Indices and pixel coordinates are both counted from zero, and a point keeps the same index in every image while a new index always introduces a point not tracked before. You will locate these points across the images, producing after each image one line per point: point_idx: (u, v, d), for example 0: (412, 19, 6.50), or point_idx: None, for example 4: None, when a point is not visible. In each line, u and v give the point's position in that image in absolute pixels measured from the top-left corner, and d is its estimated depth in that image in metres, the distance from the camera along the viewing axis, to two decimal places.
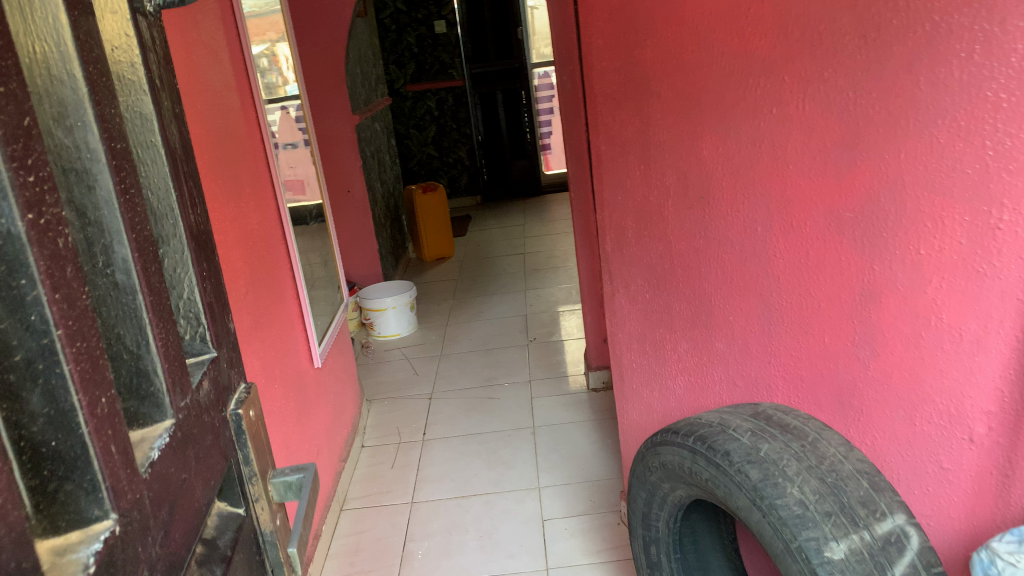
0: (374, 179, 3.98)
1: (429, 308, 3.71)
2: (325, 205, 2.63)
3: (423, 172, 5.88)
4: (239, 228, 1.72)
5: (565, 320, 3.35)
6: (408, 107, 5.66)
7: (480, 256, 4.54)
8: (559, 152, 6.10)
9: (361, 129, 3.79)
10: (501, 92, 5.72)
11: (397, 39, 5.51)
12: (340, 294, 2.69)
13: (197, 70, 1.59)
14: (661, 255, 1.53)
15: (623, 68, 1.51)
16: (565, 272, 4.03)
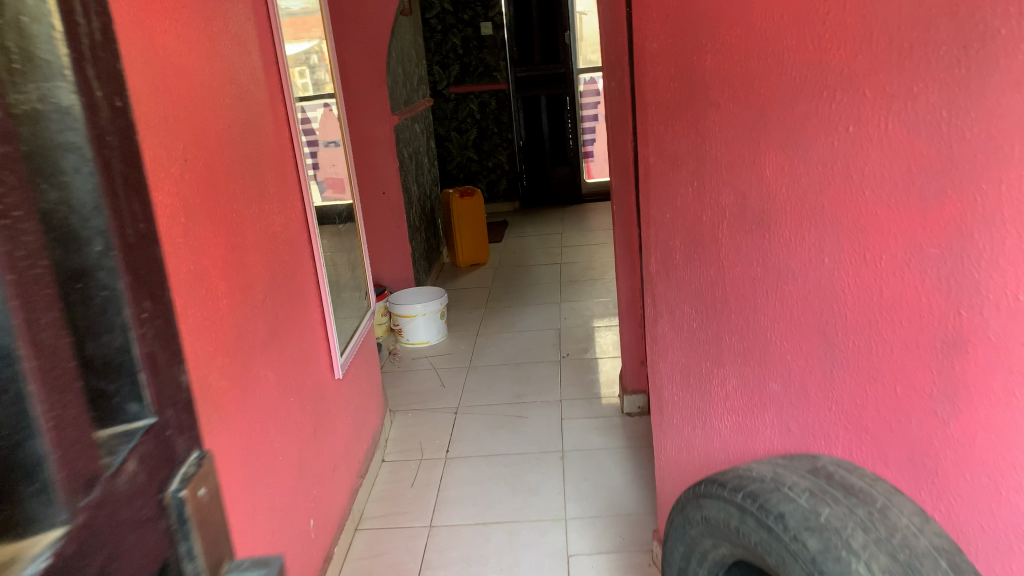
0: (411, 181, 3.88)
1: (460, 316, 3.60)
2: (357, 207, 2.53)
3: (462, 175, 5.78)
4: (263, 230, 1.62)
5: (601, 336, 3.21)
6: (450, 109, 5.61)
7: (515, 264, 4.42)
8: (602, 160, 5.95)
9: (400, 129, 3.69)
10: (545, 96, 5.60)
11: (442, 39, 5.45)
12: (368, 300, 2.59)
13: (223, 62, 1.49)
14: (712, 282, 1.40)
15: (680, 75, 1.37)
16: (602, 286, 3.89)
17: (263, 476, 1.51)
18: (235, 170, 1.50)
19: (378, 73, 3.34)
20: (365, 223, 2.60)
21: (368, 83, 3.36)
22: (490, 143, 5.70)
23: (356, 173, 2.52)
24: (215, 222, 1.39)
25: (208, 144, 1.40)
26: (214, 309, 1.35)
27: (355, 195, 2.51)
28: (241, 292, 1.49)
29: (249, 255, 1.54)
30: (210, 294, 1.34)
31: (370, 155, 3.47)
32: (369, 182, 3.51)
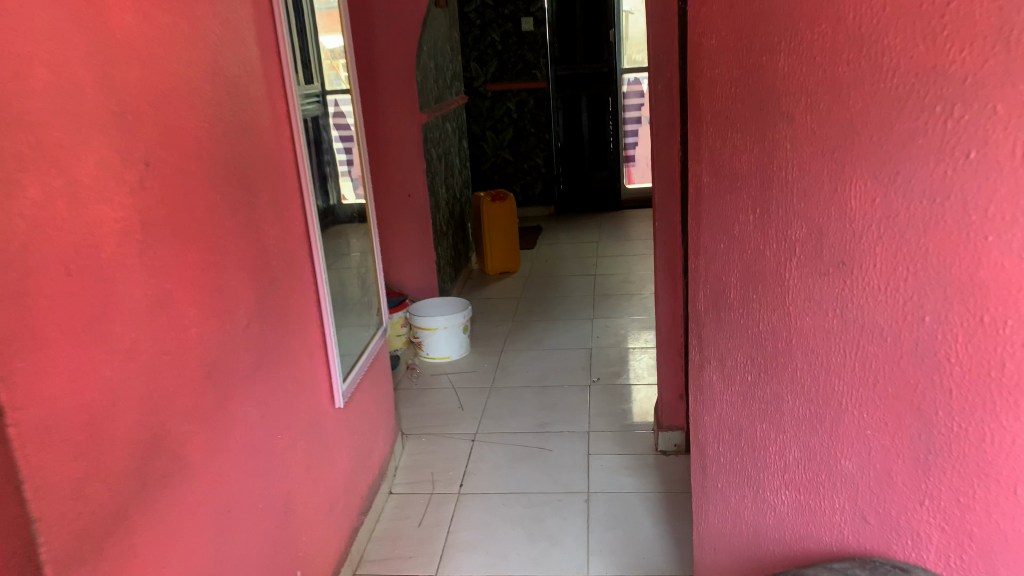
0: (440, 183, 3.67)
1: (486, 329, 3.38)
2: (370, 208, 2.33)
3: (496, 177, 5.55)
4: (251, 244, 1.42)
5: (636, 360, 2.97)
6: (486, 107, 5.40)
7: (548, 273, 4.20)
8: (643, 165, 5.69)
9: (430, 128, 3.49)
10: (586, 97, 5.35)
11: (480, 35, 5.24)
12: (379, 312, 2.39)
13: (209, 50, 1.29)
14: (773, 330, 1.16)
15: (744, 78, 1.13)
16: (639, 302, 3.64)
17: (241, 532, 1.31)
18: (218, 175, 1.30)
19: (407, 67, 3.15)
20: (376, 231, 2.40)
21: (397, 78, 3.17)
22: (527, 144, 5.47)
23: (368, 175, 2.33)
24: (187, 237, 1.18)
25: (186, 145, 1.20)
26: (181, 341, 1.15)
27: (366, 198, 2.31)
28: (220, 317, 1.28)
29: (232, 274, 1.34)
30: (176, 323, 1.14)
31: (396, 154, 3.27)
32: (394, 183, 3.32)
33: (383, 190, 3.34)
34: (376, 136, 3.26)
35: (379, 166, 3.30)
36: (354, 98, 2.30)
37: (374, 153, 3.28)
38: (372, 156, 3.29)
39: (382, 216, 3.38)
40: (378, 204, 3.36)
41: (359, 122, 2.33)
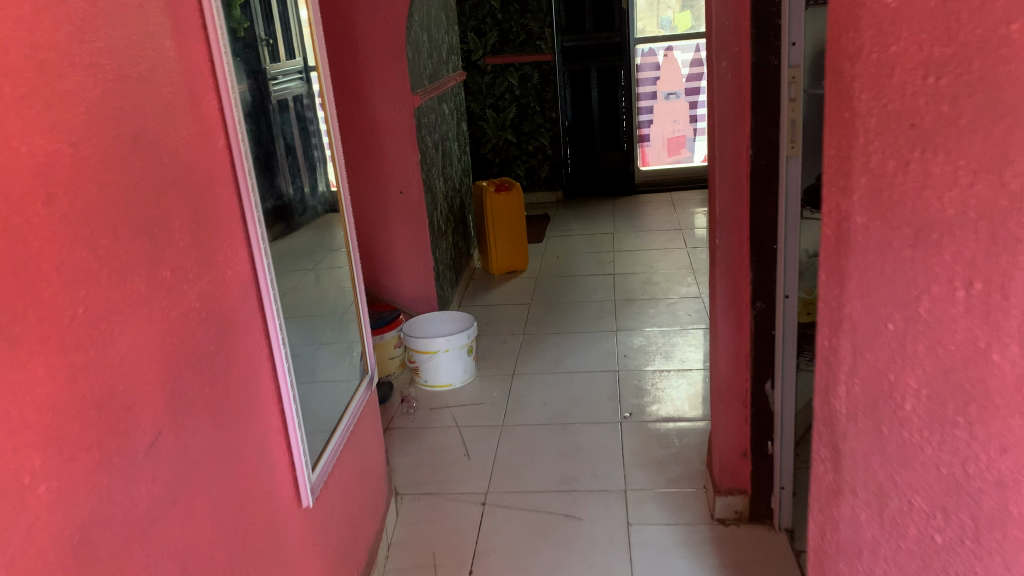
0: (437, 175, 3.19)
1: (494, 346, 2.94)
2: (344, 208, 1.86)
3: (497, 160, 5.06)
4: (159, 314, 0.95)
5: (670, 386, 2.52)
6: (486, 84, 4.88)
7: (560, 273, 3.75)
8: (659, 145, 5.22)
9: (425, 112, 3.01)
10: (596, 70, 4.87)
11: (478, 3, 4.73)
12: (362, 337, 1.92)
13: (71, 29, 0.81)
14: (998, 483, 0.66)
15: (956, 62, 0.66)
16: (666, 307, 3.20)
17: None
18: (95, 226, 0.83)
19: (395, 41, 2.67)
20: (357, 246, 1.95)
21: (383, 54, 2.69)
22: (531, 124, 4.98)
23: (344, 174, 1.86)
24: (28, 335, 0.72)
25: (27, 185, 0.73)
26: (16, 514, 0.69)
27: (341, 202, 1.84)
28: (102, 445, 0.82)
29: (126, 373, 0.87)
30: (7, 487, 0.68)
31: (385, 144, 2.79)
32: (382, 178, 2.84)
33: (369, 186, 2.85)
34: (360, 122, 2.77)
35: (364, 157, 2.82)
36: (326, 79, 1.82)
37: (358, 143, 2.80)
38: (355, 147, 2.81)
39: (369, 215, 2.90)
40: (365, 202, 2.88)
41: (331, 109, 1.86)
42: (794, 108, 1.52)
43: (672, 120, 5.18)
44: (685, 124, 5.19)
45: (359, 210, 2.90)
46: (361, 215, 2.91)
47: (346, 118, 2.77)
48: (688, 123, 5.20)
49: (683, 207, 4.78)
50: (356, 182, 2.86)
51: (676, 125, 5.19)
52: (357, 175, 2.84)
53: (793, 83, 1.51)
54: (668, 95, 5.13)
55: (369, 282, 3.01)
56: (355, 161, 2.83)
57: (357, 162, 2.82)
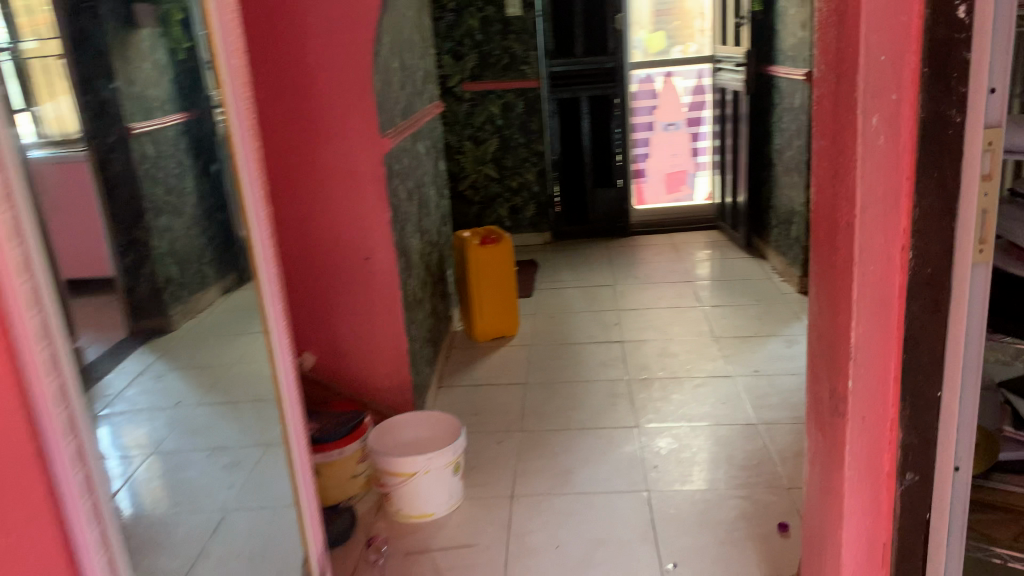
0: (412, 233, 2.61)
1: (485, 449, 2.35)
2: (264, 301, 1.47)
3: (477, 198, 4.47)
4: None
5: (717, 517, 1.97)
6: (464, 112, 4.30)
7: (556, 339, 3.19)
8: (656, 180, 4.75)
9: (396, 156, 2.41)
10: (587, 98, 4.34)
11: (455, 21, 4.16)
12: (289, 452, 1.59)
13: None
14: None
15: None
16: (691, 389, 2.67)
17: None
18: None
19: (360, 70, 2.09)
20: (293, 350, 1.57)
21: (343, 87, 2.10)
22: (515, 158, 4.41)
23: (257, 229, 1.43)
24: None
25: None
26: None
27: (253, 260, 1.44)
28: None
29: None
30: None
31: (347, 199, 2.20)
32: (343, 241, 2.25)
33: (325, 251, 2.25)
34: (313, 172, 2.18)
35: (321, 215, 2.22)
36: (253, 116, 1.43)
37: (313, 198, 2.20)
38: (308, 203, 2.21)
39: (325, 288, 2.29)
40: (321, 272, 2.28)
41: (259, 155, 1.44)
42: (987, 191, 1.01)
43: (672, 153, 4.70)
44: (686, 158, 4.71)
45: (313, 281, 2.29)
46: (316, 288, 2.29)
47: (295, 166, 2.18)
48: (689, 157, 4.72)
49: (687, 252, 4.24)
50: (309, 247, 2.25)
51: (676, 159, 4.71)
52: (311, 237, 2.24)
53: (989, 151, 1.00)
54: (667, 126, 4.64)
55: (325, 370, 2.38)
56: (309, 221, 2.23)
57: (312, 221, 2.23)
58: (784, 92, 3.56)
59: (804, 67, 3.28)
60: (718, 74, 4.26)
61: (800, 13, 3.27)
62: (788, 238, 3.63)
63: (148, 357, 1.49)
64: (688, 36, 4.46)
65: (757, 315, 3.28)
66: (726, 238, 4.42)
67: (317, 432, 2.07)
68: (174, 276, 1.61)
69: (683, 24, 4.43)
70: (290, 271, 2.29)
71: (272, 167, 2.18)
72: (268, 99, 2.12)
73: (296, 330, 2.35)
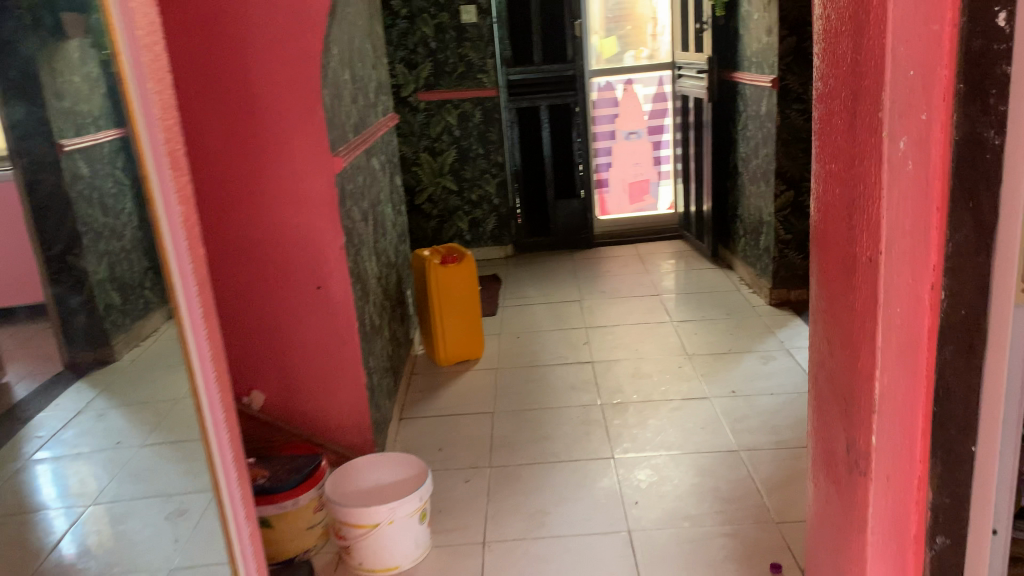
0: (369, 256, 2.43)
1: (453, 490, 2.19)
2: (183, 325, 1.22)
3: (435, 212, 4.30)
4: None
5: (705, 558, 1.84)
6: (419, 123, 4.13)
7: (524, 361, 3.04)
8: (619, 190, 4.63)
9: (349, 175, 2.24)
10: (546, 106, 4.21)
11: (408, 28, 3.99)
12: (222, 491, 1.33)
13: None
14: None
15: None
16: (667, 413, 2.54)
17: None
18: None
19: (307, 83, 1.92)
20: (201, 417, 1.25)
21: (290, 103, 1.93)
22: (473, 169, 4.24)
23: (172, 234, 1.20)
24: None
25: None
26: None
27: (162, 256, 1.19)
28: None
29: None
30: None
31: (297, 224, 2.03)
32: (292, 270, 2.07)
33: (274, 279, 2.07)
34: (258, 196, 2.00)
35: (267, 243, 2.04)
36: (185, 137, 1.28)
37: (257, 224, 2.02)
38: (253, 229, 2.02)
39: (273, 319, 2.11)
40: (269, 302, 2.09)
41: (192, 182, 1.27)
42: None
43: (634, 162, 4.60)
44: (648, 167, 4.61)
45: (259, 314, 2.10)
46: (263, 321, 2.11)
47: (236, 190, 1.98)
48: (651, 166, 4.61)
49: (652, 263, 4.13)
50: (255, 277, 2.07)
51: (638, 168, 4.61)
52: (257, 266, 2.06)
53: None
54: (628, 135, 4.54)
55: (276, 409, 2.19)
56: (253, 249, 2.04)
57: (258, 248, 2.04)
58: (748, 99, 3.47)
59: (769, 73, 3.19)
60: (679, 80, 4.17)
61: (764, 17, 3.18)
62: (756, 249, 3.54)
63: (87, 393, 1.51)
64: (640, 41, 4.36)
65: (729, 330, 3.17)
66: (691, 249, 4.32)
67: (269, 482, 1.89)
68: (113, 303, 1.44)
69: (635, 29, 4.34)
70: (227, 305, 2.09)
71: (205, 193, 1.98)
72: (204, 118, 1.92)
73: (239, 367, 2.16)
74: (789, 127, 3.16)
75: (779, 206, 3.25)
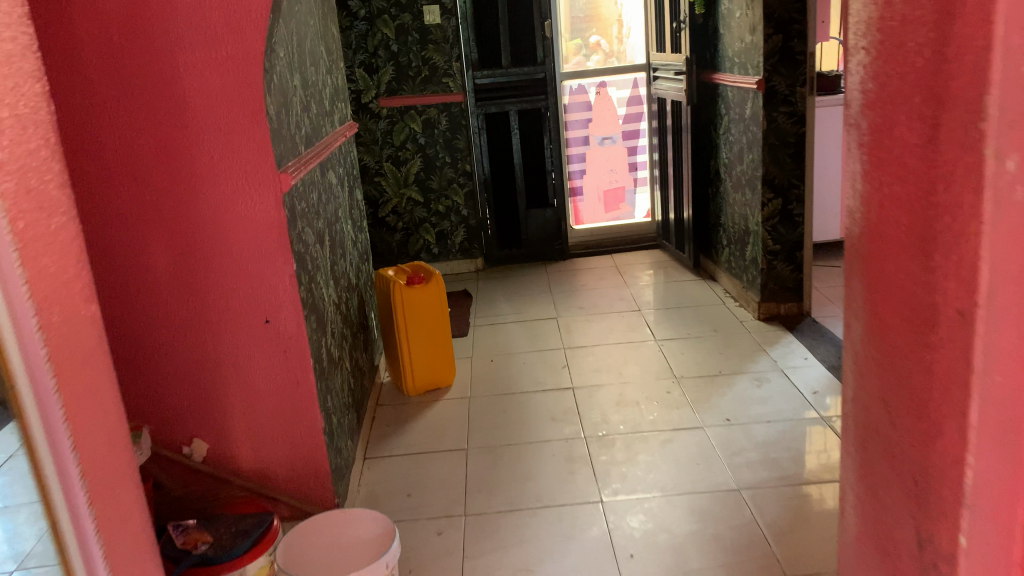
0: (325, 282, 2.18)
1: (424, 545, 1.95)
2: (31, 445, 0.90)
3: (401, 224, 4.05)
4: None
5: None
6: (381, 130, 3.88)
7: (499, 388, 2.81)
8: (594, 198, 4.43)
9: (301, 193, 1.99)
10: (516, 112, 3.98)
11: (367, 30, 3.74)
12: None
13: None
14: None
15: None
16: (658, 446, 2.32)
17: None
18: None
19: (246, 90, 1.67)
20: (82, 540, 0.96)
21: (222, 112, 1.68)
22: (440, 179, 3.99)
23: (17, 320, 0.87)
24: None
25: None
26: None
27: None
28: None
29: None
30: None
31: (230, 250, 1.77)
32: (213, 302, 1.81)
33: (214, 313, 1.81)
34: (165, 214, 1.73)
35: (173, 270, 1.77)
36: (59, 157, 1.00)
37: (159, 248, 1.75)
38: (156, 254, 1.76)
39: (184, 357, 1.84)
40: (178, 338, 1.82)
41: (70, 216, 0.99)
42: None
43: (609, 169, 4.40)
44: (624, 174, 4.41)
45: (163, 351, 1.83)
46: (173, 359, 1.84)
47: (139, 208, 1.72)
48: (627, 172, 4.42)
49: (631, 275, 3.92)
50: (158, 309, 1.80)
51: (613, 175, 4.41)
52: (162, 296, 1.79)
53: None
54: (602, 140, 4.34)
55: (223, 461, 1.94)
56: (154, 276, 1.77)
57: (164, 276, 1.77)
58: (731, 102, 3.28)
59: (754, 74, 3.00)
60: (655, 83, 3.97)
61: (747, 15, 2.99)
62: (742, 260, 3.34)
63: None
64: (606, 43, 4.16)
65: (717, 349, 2.97)
66: (671, 259, 4.12)
67: (212, 550, 1.62)
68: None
69: (602, 30, 4.13)
70: (122, 339, 1.81)
71: (93, 208, 1.72)
72: (100, 125, 1.67)
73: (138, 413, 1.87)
74: (777, 132, 2.97)
75: (767, 215, 3.07)
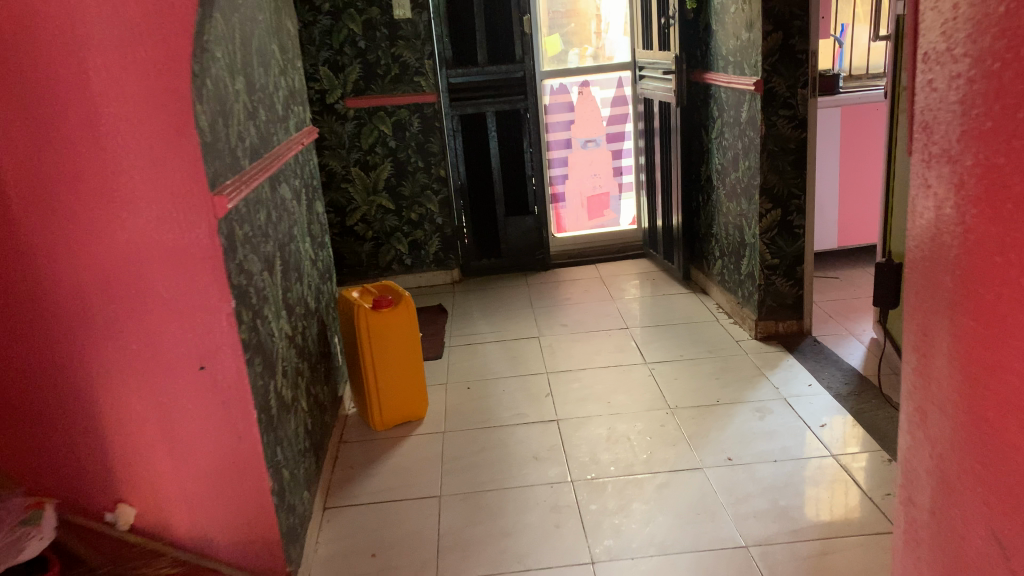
0: (276, 315, 1.90)
1: None
2: None
3: (370, 234, 3.78)
4: None
5: None
6: (348, 133, 3.60)
7: (477, 421, 2.54)
8: (576, 204, 4.17)
9: (244, 215, 1.72)
10: (493, 113, 3.73)
11: (332, 25, 3.45)
12: None
13: None
14: None
15: None
16: (654, 492, 2.07)
17: None
18: None
19: (173, 99, 1.39)
20: None
21: (142, 123, 1.40)
22: (412, 185, 3.72)
23: None
24: None
25: None
26: None
27: None
28: None
29: None
30: None
31: (155, 287, 1.49)
32: (133, 346, 1.53)
33: (136, 360, 1.54)
34: (70, 244, 1.46)
35: (87, 308, 1.50)
36: None
37: (65, 284, 1.48)
38: (61, 291, 1.48)
39: (99, 409, 1.57)
40: (88, 386, 1.55)
41: None
42: None
43: (592, 174, 4.15)
44: (607, 179, 4.17)
45: (73, 400, 1.56)
46: (85, 410, 1.57)
47: (45, 237, 1.45)
48: (611, 177, 4.17)
49: (616, 288, 3.68)
50: (64, 354, 1.52)
51: (597, 180, 4.16)
52: (70, 338, 1.52)
53: None
54: (584, 143, 4.09)
55: (156, 528, 1.66)
56: (59, 316, 1.50)
57: (71, 315, 1.50)
58: (724, 104, 3.04)
59: (752, 75, 2.76)
60: (641, 83, 3.73)
61: (744, 10, 2.75)
62: (737, 274, 3.11)
63: None
64: (586, 41, 3.91)
65: (713, 374, 2.73)
66: (659, 269, 3.89)
67: None
68: None
69: (582, 27, 3.88)
70: (22, 391, 1.55)
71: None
72: None
73: (48, 476, 1.61)
74: (776, 137, 2.73)
75: (765, 227, 2.83)
